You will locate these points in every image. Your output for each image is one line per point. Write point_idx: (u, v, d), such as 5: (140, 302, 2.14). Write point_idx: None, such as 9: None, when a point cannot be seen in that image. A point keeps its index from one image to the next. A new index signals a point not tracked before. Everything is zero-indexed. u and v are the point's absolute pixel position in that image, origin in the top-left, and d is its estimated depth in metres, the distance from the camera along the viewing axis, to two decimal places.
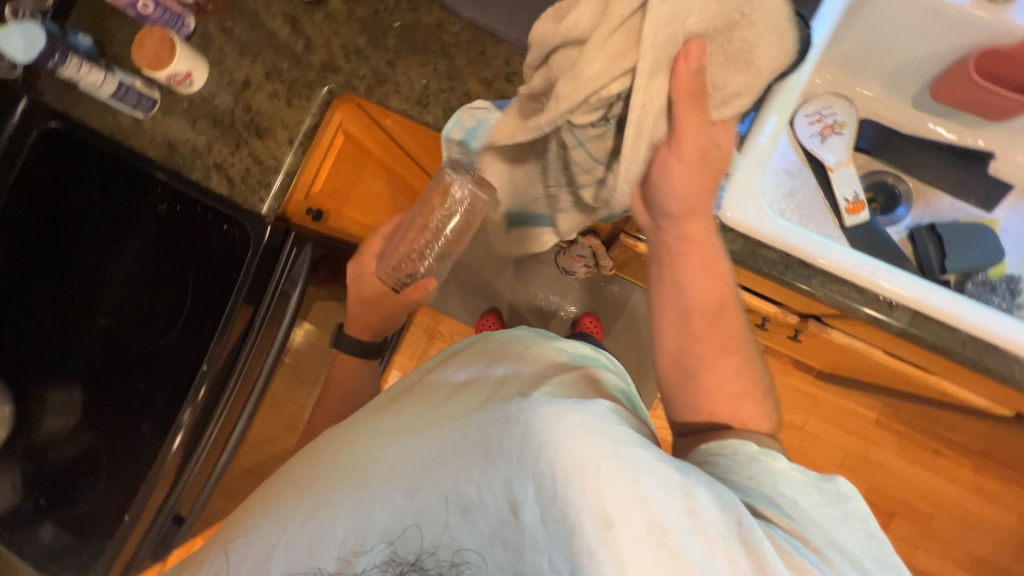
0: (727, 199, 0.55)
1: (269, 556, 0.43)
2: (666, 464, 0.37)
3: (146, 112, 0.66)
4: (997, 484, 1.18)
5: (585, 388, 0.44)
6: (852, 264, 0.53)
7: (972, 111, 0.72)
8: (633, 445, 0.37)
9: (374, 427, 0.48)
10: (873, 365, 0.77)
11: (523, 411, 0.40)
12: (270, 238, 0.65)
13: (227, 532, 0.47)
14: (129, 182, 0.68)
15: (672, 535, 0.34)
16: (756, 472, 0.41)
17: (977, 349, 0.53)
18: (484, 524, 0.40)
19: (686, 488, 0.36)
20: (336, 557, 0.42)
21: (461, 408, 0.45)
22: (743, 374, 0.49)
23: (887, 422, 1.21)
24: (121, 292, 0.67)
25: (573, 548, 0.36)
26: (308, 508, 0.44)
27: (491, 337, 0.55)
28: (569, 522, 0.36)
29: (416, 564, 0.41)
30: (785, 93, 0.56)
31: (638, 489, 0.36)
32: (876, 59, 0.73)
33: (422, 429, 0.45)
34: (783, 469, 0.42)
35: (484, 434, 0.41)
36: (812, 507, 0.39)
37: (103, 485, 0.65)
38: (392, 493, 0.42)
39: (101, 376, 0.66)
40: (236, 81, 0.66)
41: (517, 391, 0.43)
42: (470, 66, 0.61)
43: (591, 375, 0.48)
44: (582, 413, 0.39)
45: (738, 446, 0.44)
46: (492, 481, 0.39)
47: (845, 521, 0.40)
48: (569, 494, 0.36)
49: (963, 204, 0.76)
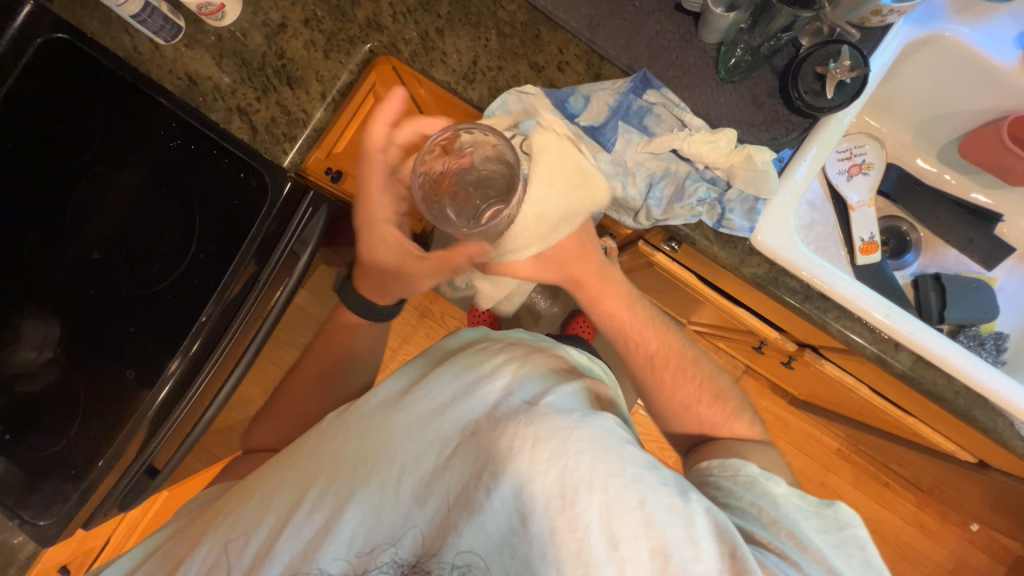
0: (760, 223, 0.56)
1: (271, 550, 0.43)
2: (670, 489, 0.41)
3: (167, 40, 0.62)
4: (937, 522, 1.27)
5: (589, 402, 0.48)
6: (867, 302, 0.56)
7: (991, 172, 0.76)
8: (638, 466, 0.42)
9: (377, 421, 0.48)
10: (856, 400, 0.81)
11: (536, 425, 0.43)
12: (288, 194, 0.63)
13: (223, 531, 0.46)
14: (134, 108, 0.62)
15: (674, 560, 0.38)
16: (755, 495, 0.47)
17: (968, 400, 0.57)
18: (494, 531, 0.40)
19: (688, 515, 0.40)
20: (344, 560, 0.42)
21: (468, 412, 0.46)
22: (690, 381, 0.59)
23: (846, 452, 1.28)
24: (112, 226, 0.62)
25: (580, 560, 0.38)
26: (313, 500, 0.45)
27: (495, 338, 0.57)
28: (578, 534, 0.39)
29: (417, 566, 0.42)
30: (830, 127, 0.57)
31: (645, 511, 0.40)
32: (912, 106, 0.75)
33: (431, 429, 0.46)
34: (783, 494, 0.47)
35: (493, 440, 0.43)
36: (807, 529, 0.45)
37: (74, 428, 0.61)
38: (402, 496, 0.43)
39: (79, 313, 0.61)
40: (271, 22, 0.63)
41: (526, 401, 0.46)
42: (522, 48, 0.59)
43: (589, 388, 0.52)
44: (591, 425, 0.44)
45: (741, 470, 0.50)
46: (501, 487, 0.41)
47: (845, 548, 0.44)
48: (579, 507, 0.39)
49: (967, 259, 0.80)
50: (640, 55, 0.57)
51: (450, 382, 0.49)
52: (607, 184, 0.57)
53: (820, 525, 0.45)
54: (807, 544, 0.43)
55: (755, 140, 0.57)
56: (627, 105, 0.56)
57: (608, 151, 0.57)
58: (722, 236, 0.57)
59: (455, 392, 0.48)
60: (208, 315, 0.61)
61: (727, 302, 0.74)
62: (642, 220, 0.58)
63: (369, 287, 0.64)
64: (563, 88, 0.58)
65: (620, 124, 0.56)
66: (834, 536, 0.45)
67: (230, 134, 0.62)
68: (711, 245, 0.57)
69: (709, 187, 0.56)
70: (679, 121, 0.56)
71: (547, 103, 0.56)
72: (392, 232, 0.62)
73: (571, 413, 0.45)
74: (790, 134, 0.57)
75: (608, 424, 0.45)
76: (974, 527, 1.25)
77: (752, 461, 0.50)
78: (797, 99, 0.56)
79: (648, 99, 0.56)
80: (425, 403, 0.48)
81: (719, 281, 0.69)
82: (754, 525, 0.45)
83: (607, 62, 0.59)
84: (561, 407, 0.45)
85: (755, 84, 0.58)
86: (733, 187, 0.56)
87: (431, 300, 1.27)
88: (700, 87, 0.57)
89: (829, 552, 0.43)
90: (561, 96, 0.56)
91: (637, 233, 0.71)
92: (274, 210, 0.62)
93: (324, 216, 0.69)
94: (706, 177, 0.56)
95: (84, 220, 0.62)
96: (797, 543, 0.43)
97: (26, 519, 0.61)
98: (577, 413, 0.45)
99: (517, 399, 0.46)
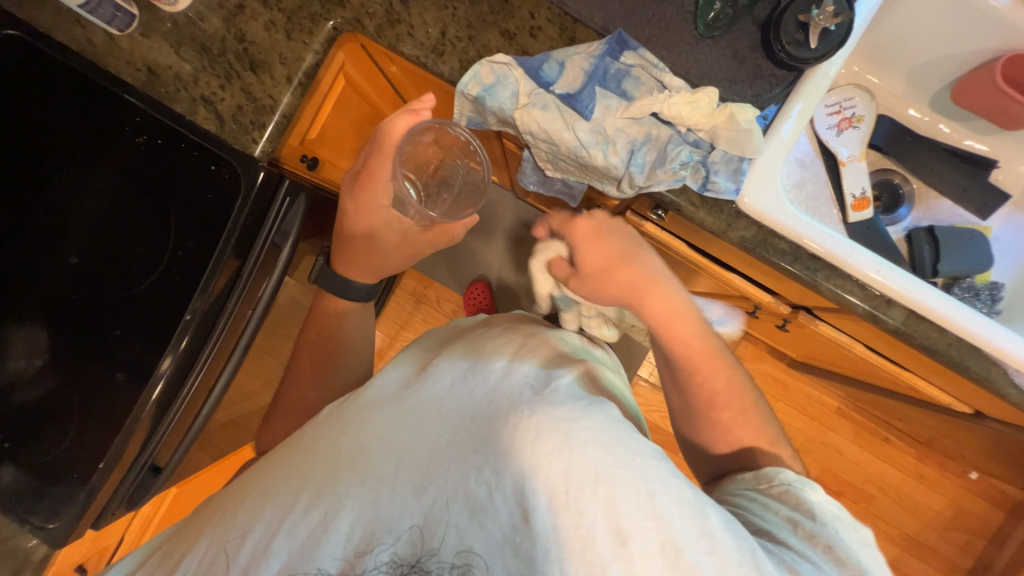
0: (747, 184, 0.54)
1: (269, 548, 0.43)
2: (680, 481, 0.41)
3: (121, 30, 0.60)
4: (937, 472, 1.29)
5: (591, 388, 0.49)
6: (859, 259, 0.55)
7: (985, 117, 0.74)
8: (646, 457, 0.42)
9: (378, 416, 0.49)
10: (852, 359, 0.81)
11: (537, 414, 0.43)
12: (263, 184, 0.61)
13: (227, 529, 0.46)
14: (97, 103, 0.60)
15: (686, 554, 0.38)
16: (790, 507, 0.46)
17: (961, 351, 0.57)
18: (494, 527, 0.41)
19: (700, 509, 0.40)
20: (340, 558, 0.42)
21: (469, 403, 0.47)
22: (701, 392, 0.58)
23: (846, 410, 1.29)
24: (89, 229, 0.61)
25: (584, 557, 0.38)
26: (309, 498, 0.45)
27: (493, 327, 0.59)
28: (583, 531, 0.38)
29: (417, 566, 0.42)
30: (813, 81, 0.55)
31: (653, 506, 0.39)
32: (903, 51, 0.73)
33: (432, 421, 0.47)
34: (819, 501, 0.46)
35: (495, 431, 0.44)
36: (847, 538, 0.43)
37: (73, 432, 0.61)
38: (399, 490, 0.44)
39: (65, 320, 0.60)
40: (229, 4, 0.60)
41: (529, 387, 0.47)
42: (492, 15, 0.56)
43: (589, 372, 0.53)
44: (597, 415, 0.44)
45: (777, 479, 0.49)
46: (504, 484, 0.41)
47: (883, 563, 0.43)
48: (583, 502, 0.39)
49: (962, 209, 0.79)
50: (614, 14, 0.55)
51: (449, 372, 0.51)
52: (587, 155, 0.55)
53: (859, 537, 0.44)
54: (846, 559, 0.42)
55: (738, 97, 0.55)
56: (605, 69, 0.54)
57: (587, 119, 0.54)
58: (708, 200, 0.56)
59: (454, 381, 0.49)
60: (194, 311, 0.60)
61: (717, 268, 0.74)
62: (626, 188, 0.56)
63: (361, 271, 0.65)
64: (536, 55, 0.56)
65: (598, 89, 0.54)
66: (870, 551, 0.43)
67: (196, 125, 0.60)
68: (696, 211, 0.55)
69: (692, 150, 0.54)
70: (658, 83, 0.54)
71: (520, 72, 0.54)
72: (393, 216, 0.61)
73: (574, 403, 0.45)
74: (775, 88, 0.55)
75: (613, 414, 0.46)
76: (974, 476, 1.28)
77: (786, 468, 0.49)
78: (780, 52, 0.53)
79: (626, 61, 0.54)
80: (426, 396, 0.49)
81: (708, 247, 0.69)
82: (791, 539, 0.43)
83: (581, 24, 0.56)
84: (566, 397, 0.45)
85: (736, 39, 0.55)
86: (717, 148, 0.54)
87: (425, 286, 1.28)
88: (679, 44, 0.55)
89: (867, 566, 0.42)
90: (534, 65, 0.54)
91: (625, 204, 0.70)
92: (250, 202, 0.61)
93: (303, 206, 0.67)
94: (689, 140, 0.54)
95: (60, 224, 0.61)
96: (834, 559, 0.42)
97: (35, 523, 0.61)
98: (582, 403, 0.45)
99: (520, 390, 0.47)
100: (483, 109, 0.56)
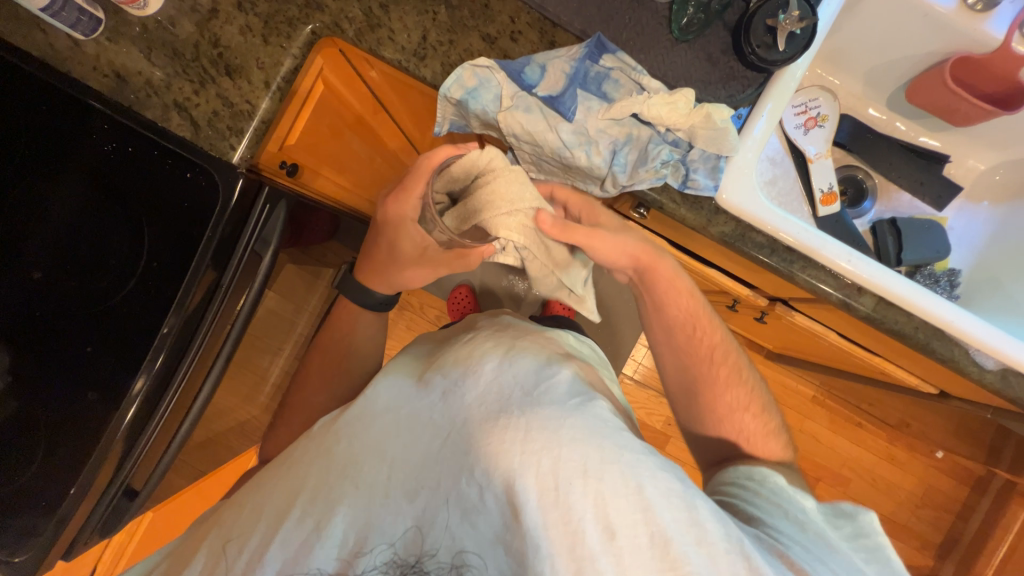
0: (724, 181, 0.56)
1: (264, 556, 0.43)
2: (668, 476, 0.41)
3: (86, 34, 0.57)
4: (906, 454, 1.35)
5: (583, 387, 0.49)
6: (830, 250, 0.57)
7: (936, 114, 0.80)
8: (635, 452, 0.41)
9: (370, 424, 0.49)
10: (825, 347, 0.85)
11: (525, 412, 0.42)
12: (242, 193, 0.59)
13: (226, 532, 0.47)
14: (60, 111, 0.57)
15: (675, 544, 0.38)
16: (783, 499, 0.49)
17: (927, 333, 0.60)
18: (486, 527, 0.40)
19: (689, 501, 0.40)
20: (336, 558, 0.42)
21: (459, 406, 0.46)
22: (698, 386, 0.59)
23: (821, 398, 1.35)
24: (55, 244, 0.58)
25: (574, 553, 0.37)
26: (303, 508, 0.44)
27: (483, 330, 0.59)
28: (572, 527, 0.38)
29: (417, 566, 0.41)
30: (782, 82, 0.58)
31: (642, 499, 0.39)
32: (860, 55, 0.78)
33: (423, 424, 0.46)
34: (809, 501, 0.49)
35: (483, 431, 0.43)
36: (835, 534, 0.45)
37: (40, 458, 0.57)
38: (392, 494, 0.44)
39: (29, 339, 0.57)
40: (201, 8, 0.59)
41: (518, 387, 0.46)
42: (472, 20, 0.57)
43: (580, 372, 0.53)
44: (585, 414, 0.43)
45: (770, 478, 0.51)
46: (494, 483, 0.40)
47: (874, 555, 0.44)
48: (571, 499, 0.38)
49: (920, 202, 0.84)
50: (593, 18, 0.56)
51: (440, 376, 0.50)
52: (571, 156, 0.57)
53: (851, 533, 0.46)
54: (835, 546, 0.44)
55: (713, 98, 0.57)
56: (585, 72, 0.55)
57: (570, 121, 0.55)
58: (688, 197, 0.58)
59: (445, 385, 0.48)
60: (171, 325, 0.57)
61: (697, 264, 0.77)
62: (610, 187, 0.59)
63: (376, 281, 0.70)
64: (518, 59, 0.57)
65: (579, 92, 0.55)
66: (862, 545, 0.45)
67: (170, 132, 0.59)
68: (678, 207, 0.58)
69: (672, 150, 0.56)
70: (637, 85, 0.56)
71: (502, 75, 0.54)
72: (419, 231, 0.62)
73: (563, 403, 0.44)
74: (748, 89, 0.57)
75: (602, 412, 0.45)
76: (940, 455, 1.34)
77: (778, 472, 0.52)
78: (750, 54, 0.56)
79: (605, 64, 0.55)
80: (416, 401, 0.49)
81: (689, 243, 0.71)
82: (777, 522, 0.46)
83: (560, 28, 0.57)
84: (555, 396, 0.45)
85: (709, 42, 0.57)
86: (695, 147, 0.56)
87: (407, 292, 1.29)
88: (655, 48, 0.57)
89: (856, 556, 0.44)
90: (516, 68, 0.54)
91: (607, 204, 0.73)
92: (228, 212, 0.59)
93: (284, 212, 0.66)
94: (669, 140, 0.56)
95: (22, 239, 0.58)
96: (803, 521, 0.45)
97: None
98: (571, 402, 0.44)
99: (511, 389, 0.45)
100: (468, 113, 0.56)
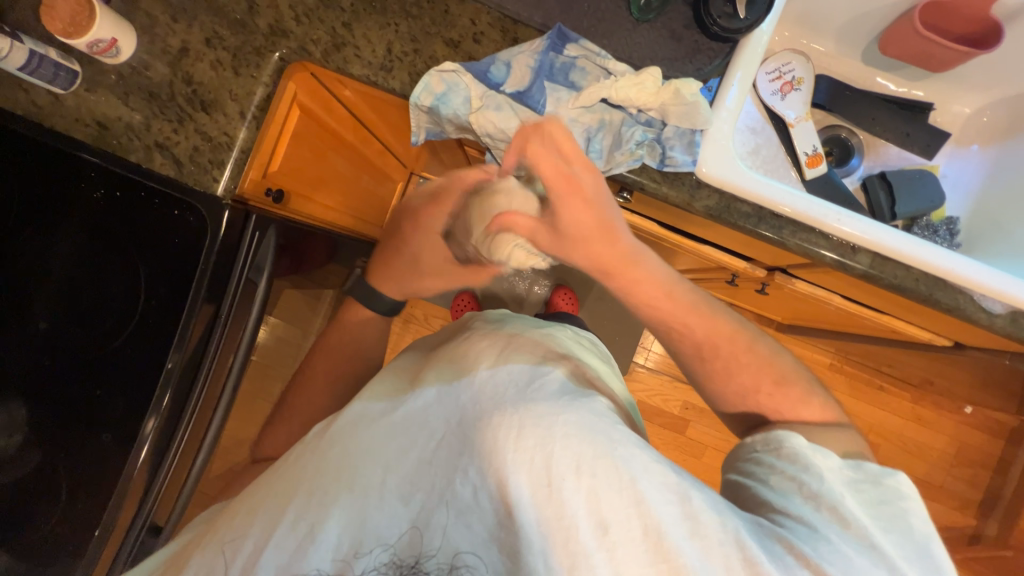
0: (703, 154, 0.56)
1: (257, 563, 0.42)
2: (666, 471, 0.41)
3: (65, 88, 0.59)
4: (933, 412, 1.31)
5: (577, 383, 0.49)
6: (815, 210, 0.57)
7: (914, 63, 0.79)
8: (629, 446, 0.41)
9: (363, 426, 0.48)
10: (831, 311, 0.84)
11: (518, 409, 0.42)
12: (229, 224, 0.61)
13: (223, 536, 0.45)
14: (49, 164, 0.59)
15: (668, 537, 0.38)
16: (799, 470, 0.46)
17: (928, 285, 0.59)
18: (481, 526, 0.40)
19: (682, 493, 0.40)
20: (335, 558, 0.42)
21: (455, 405, 0.46)
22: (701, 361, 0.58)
23: (839, 365, 1.32)
24: (57, 293, 0.59)
25: (568, 548, 0.38)
26: (297, 510, 0.44)
27: (475, 330, 0.59)
28: (566, 522, 0.38)
29: (416, 567, 0.41)
30: (748, 49, 0.57)
31: (635, 492, 0.39)
32: (829, 13, 0.77)
33: (419, 427, 0.46)
34: (829, 464, 0.46)
35: (477, 430, 0.43)
36: (853, 502, 0.44)
37: (63, 504, 0.58)
38: (387, 498, 0.43)
39: (41, 389, 0.58)
40: (172, 49, 0.60)
41: (512, 384, 0.46)
42: (434, 27, 0.58)
43: (574, 368, 0.53)
44: (580, 409, 0.43)
45: (788, 443, 0.49)
46: (489, 482, 0.40)
47: (891, 519, 0.43)
48: (565, 494, 0.38)
49: (908, 153, 0.83)
50: (552, 10, 0.57)
51: (436, 378, 0.50)
52: None
53: (870, 499, 0.44)
54: (849, 518, 0.42)
55: (681, 74, 0.57)
56: (550, 63, 0.56)
57: (540, 113, 0.56)
58: (668, 175, 0.57)
59: (440, 386, 0.48)
60: (175, 360, 0.59)
61: (690, 242, 0.76)
62: None
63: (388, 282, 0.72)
64: (483, 59, 0.57)
65: (547, 83, 0.56)
66: (880, 509, 0.43)
67: (155, 172, 0.60)
68: (659, 186, 0.57)
69: (646, 129, 0.56)
70: (603, 69, 0.56)
71: (469, 77, 0.55)
72: None
73: (557, 399, 0.44)
74: (714, 61, 0.57)
75: (597, 407, 0.45)
76: (968, 410, 1.31)
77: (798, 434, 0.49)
78: (712, 26, 0.56)
79: (570, 54, 0.56)
80: (412, 402, 0.49)
81: (678, 222, 0.70)
82: (793, 501, 0.44)
83: (521, 25, 0.58)
84: (551, 393, 0.45)
85: (671, 19, 0.57)
86: (669, 124, 0.56)
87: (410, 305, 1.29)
88: (617, 31, 0.57)
89: (872, 525, 0.42)
90: (481, 68, 0.55)
91: None
92: (217, 243, 0.60)
93: (273, 238, 0.68)
94: (642, 120, 0.56)
95: (26, 292, 0.59)
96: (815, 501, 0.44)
97: None
98: (566, 398, 0.44)
99: (505, 386, 0.45)
100: (440, 118, 0.57)
